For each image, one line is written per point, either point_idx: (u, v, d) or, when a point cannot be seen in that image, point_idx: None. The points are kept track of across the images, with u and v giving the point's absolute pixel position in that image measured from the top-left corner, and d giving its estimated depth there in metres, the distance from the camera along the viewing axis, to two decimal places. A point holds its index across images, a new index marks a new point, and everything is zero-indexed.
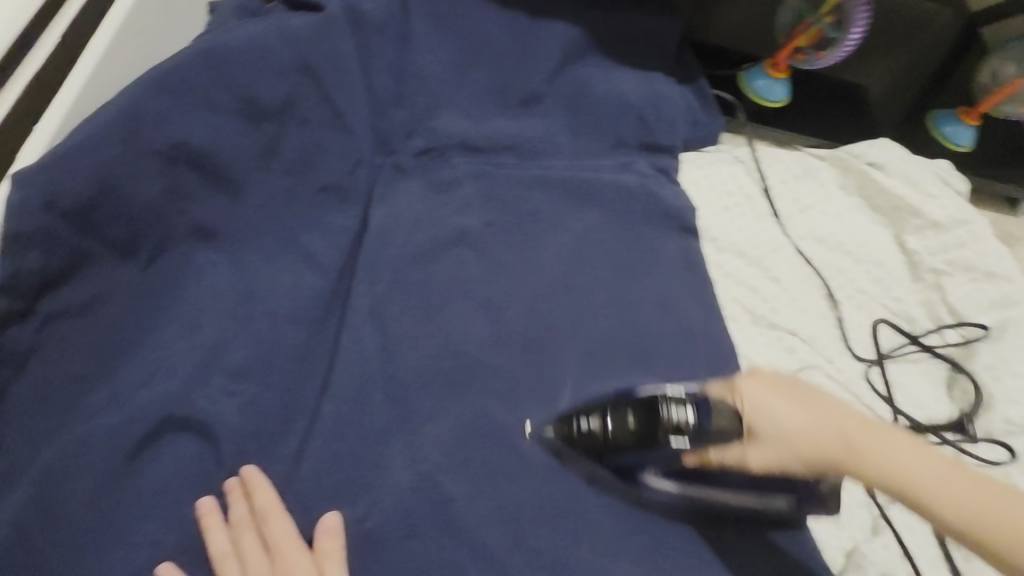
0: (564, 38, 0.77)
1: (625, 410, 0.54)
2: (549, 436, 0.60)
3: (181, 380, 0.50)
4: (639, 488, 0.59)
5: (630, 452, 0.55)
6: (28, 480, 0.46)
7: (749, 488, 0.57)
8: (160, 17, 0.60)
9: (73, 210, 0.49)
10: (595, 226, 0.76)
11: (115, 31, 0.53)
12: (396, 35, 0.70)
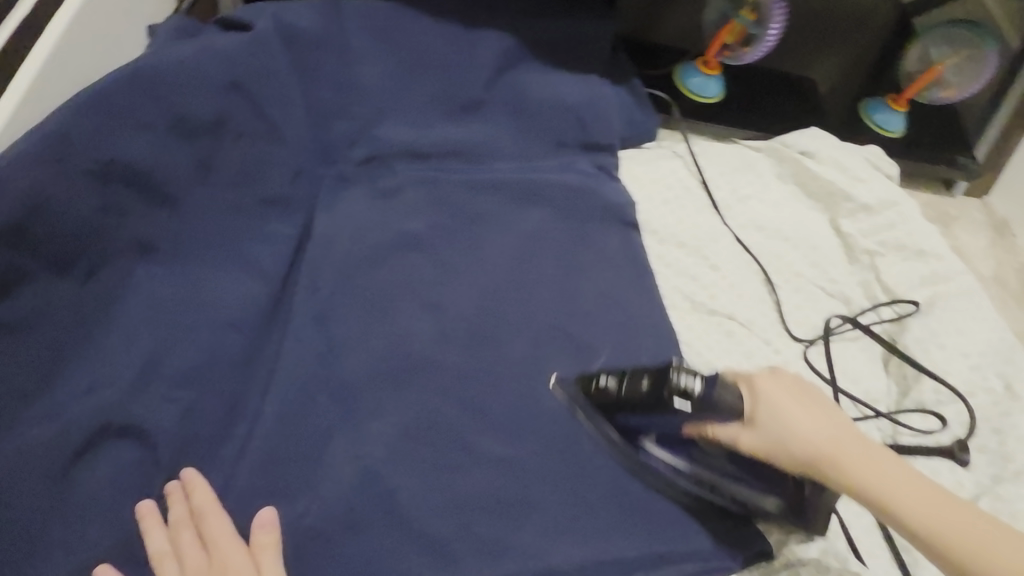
0: (498, 46, 0.80)
1: (638, 377, 0.59)
2: (570, 388, 0.65)
3: (118, 388, 0.53)
4: (639, 454, 0.63)
5: (634, 413, 0.60)
6: None
7: (737, 479, 0.61)
8: (97, 42, 0.63)
9: (7, 228, 0.51)
10: (539, 222, 0.77)
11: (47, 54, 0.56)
12: (335, 47, 0.72)
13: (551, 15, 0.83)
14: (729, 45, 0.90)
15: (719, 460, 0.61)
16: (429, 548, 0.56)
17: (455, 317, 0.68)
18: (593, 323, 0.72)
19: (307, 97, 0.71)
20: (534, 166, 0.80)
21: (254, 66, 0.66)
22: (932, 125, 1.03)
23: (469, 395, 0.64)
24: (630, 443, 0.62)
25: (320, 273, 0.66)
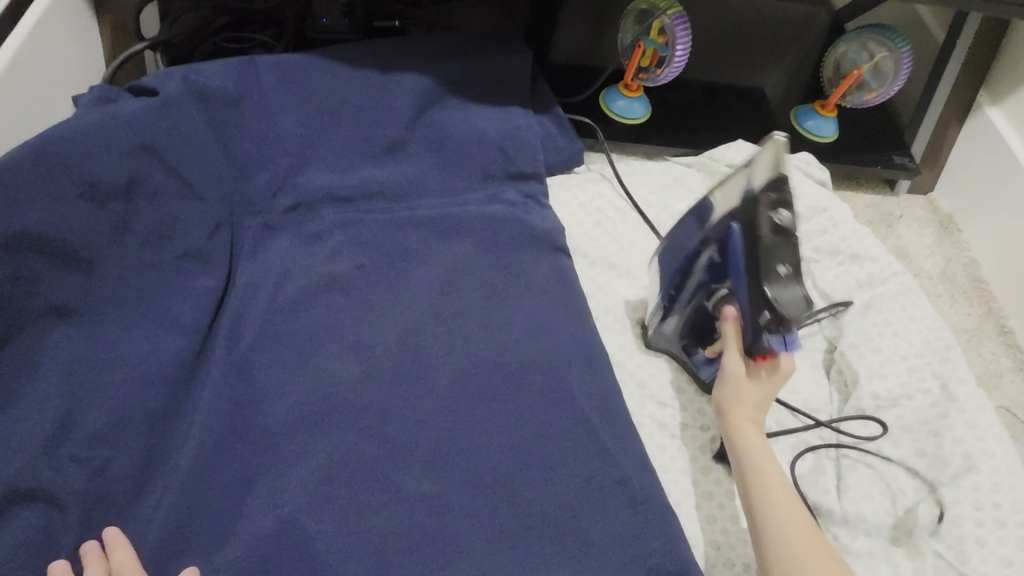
0: (415, 88, 0.82)
1: (790, 262, 0.59)
2: (762, 153, 0.61)
3: (27, 454, 0.52)
4: (711, 229, 0.64)
5: (744, 242, 0.61)
6: None
7: (680, 307, 0.71)
8: (9, 113, 0.63)
9: None
10: (465, 253, 0.78)
11: None
12: (251, 104, 0.75)
13: (467, 56, 0.86)
14: (645, 67, 0.93)
15: (696, 301, 0.69)
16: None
17: (379, 356, 0.69)
18: (522, 349, 0.72)
19: (227, 152, 0.73)
20: (461, 198, 0.81)
21: (169, 129, 0.68)
22: (863, 128, 1.05)
23: (389, 434, 0.64)
24: (720, 228, 0.63)
25: (242, 323, 0.67)
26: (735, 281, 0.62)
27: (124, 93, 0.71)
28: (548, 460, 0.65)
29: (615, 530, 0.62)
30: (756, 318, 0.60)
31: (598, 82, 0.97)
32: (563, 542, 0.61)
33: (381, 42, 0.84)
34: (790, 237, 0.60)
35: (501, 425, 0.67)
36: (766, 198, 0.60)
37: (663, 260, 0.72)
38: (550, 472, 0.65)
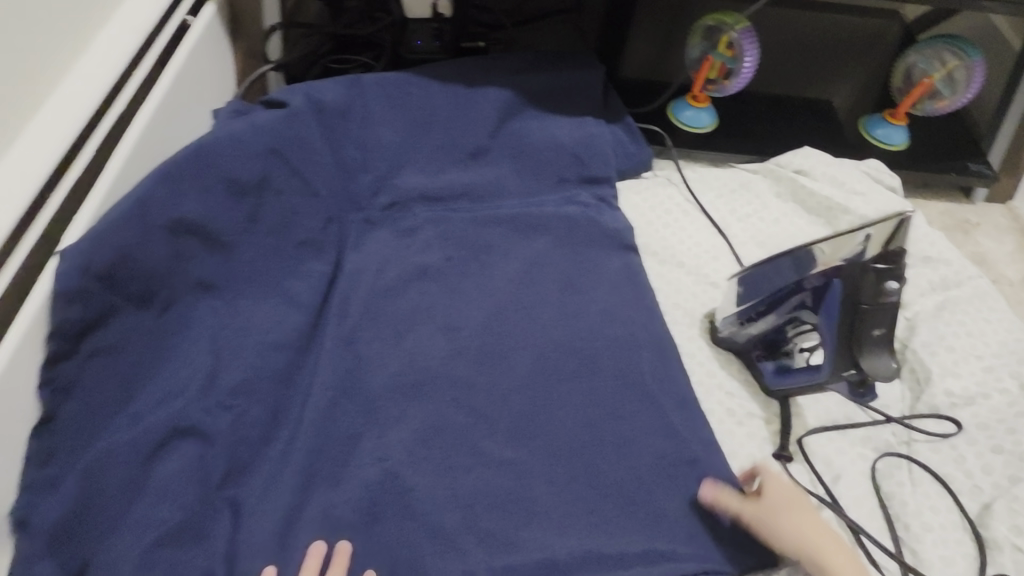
0: (498, 102, 0.91)
1: (885, 325, 0.65)
2: (879, 228, 0.63)
3: (185, 400, 0.62)
4: (813, 278, 0.66)
5: (845, 302, 0.65)
6: (71, 481, 0.55)
7: (756, 329, 0.74)
8: (166, 127, 0.76)
9: (104, 272, 0.61)
10: (542, 249, 0.84)
11: (127, 150, 0.69)
12: (356, 115, 0.86)
13: (544, 72, 0.94)
14: (713, 79, 0.98)
15: (774, 327, 0.73)
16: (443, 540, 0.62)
17: (465, 338, 0.76)
18: (596, 337, 0.77)
19: (335, 155, 0.83)
20: (538, 199, 0.89)
21: (293, 136, 0.79)
22: (935, 137, 1.06)
23: (474, 406, 0.71)
24: (824, 280, 0.65)
25: (347, 303, 0.76)
26: (826, 331, 0.66)
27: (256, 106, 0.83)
28: (621, 438, 0.70)
29: (687, 503, 0.66)
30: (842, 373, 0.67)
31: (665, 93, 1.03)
32: (637, 510, 0.65)
33: (467, 61, 0.93)
34: (892, 305, 0.64)
35: (575, 404, 0.72)
36: (875, 267, 0.63)
37: (748, 284, 0.73)
38: (623, 448, 0.69)
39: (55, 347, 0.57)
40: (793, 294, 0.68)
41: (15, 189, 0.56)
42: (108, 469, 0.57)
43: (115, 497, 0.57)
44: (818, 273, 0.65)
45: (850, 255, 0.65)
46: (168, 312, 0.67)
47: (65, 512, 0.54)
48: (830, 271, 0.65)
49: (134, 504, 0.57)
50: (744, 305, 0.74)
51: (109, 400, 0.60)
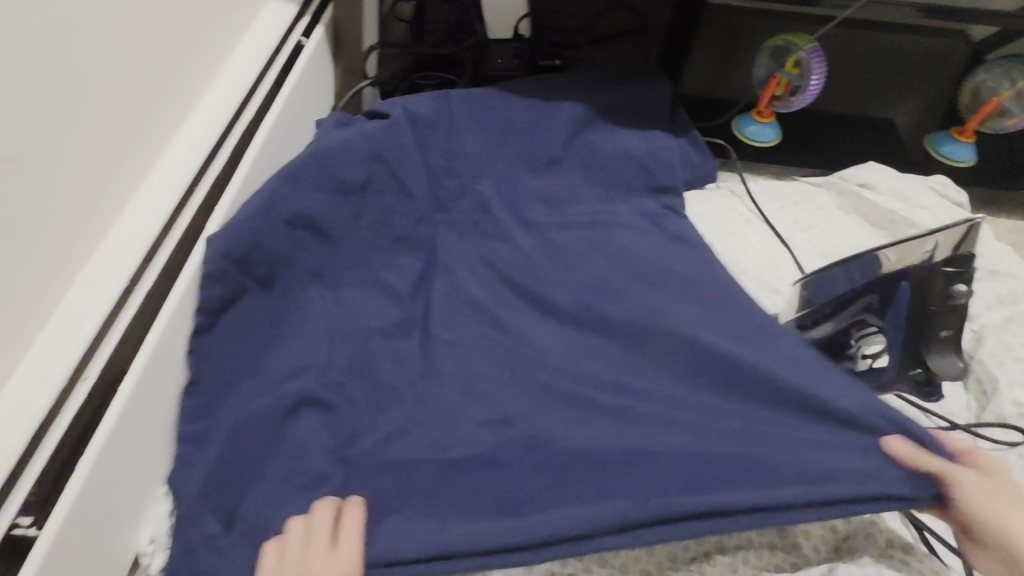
0: (573, 116, 0.98)
1: (950, 327, 0.70)
2: (948, 234, 0.70)
3: (299, 370, 0.72)
4: (885, 279, 0.70)
5: (914, 301, 0.70)
6: (213, 430, 0.68)
7: (823, 333, 0.75)
8: (283, 138, 0.87)
9: (238, 256, 0.72)
10: (617, 243, 0.88)
11: (254, 157, 0.78)
12: (444, 126, 0.94)
13: (614, 89, 1.01)
14: (779, 95, 1.03)
15: (840, 331, 0.74)
16: (527, 507, 0.62)
17: (548, 325, 0.80)
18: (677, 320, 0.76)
19: (424, 161, 0.92)
20: (607, 205, 0.94)
21: (393, 143, 0.88)
22: (1000, 156, 1.07)
23: None
24: (894, 281, 0.70)
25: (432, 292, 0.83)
26: (894, 331, 0.71)
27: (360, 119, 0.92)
28: (695, 416, 0.68)
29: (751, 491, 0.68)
30: (906, 364, 0.71)
31: (729, 109, 1.08)
32: None
33: (545, 78, 1.01)
34: (955, 307, 0.70)
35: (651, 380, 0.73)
36: (944, 271, 0.69)
37: (813, 287, 0.76)
38: (703, 417, 0.68)
39: (202, 319, 0.70)
40: (860, 296, 0.72)
41: (171, 189, 0.68)
42: (238, 427, 0.68)
43: (245, 450, 0.66)
44: (886, 275, 0.70)
45: (918, 260, 0.70)
46: (285, 296, 0.77)
47: (211, 454, 0.66)
48: (902, 274, 0.70)
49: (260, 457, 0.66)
50: (811, 308, 0.76)
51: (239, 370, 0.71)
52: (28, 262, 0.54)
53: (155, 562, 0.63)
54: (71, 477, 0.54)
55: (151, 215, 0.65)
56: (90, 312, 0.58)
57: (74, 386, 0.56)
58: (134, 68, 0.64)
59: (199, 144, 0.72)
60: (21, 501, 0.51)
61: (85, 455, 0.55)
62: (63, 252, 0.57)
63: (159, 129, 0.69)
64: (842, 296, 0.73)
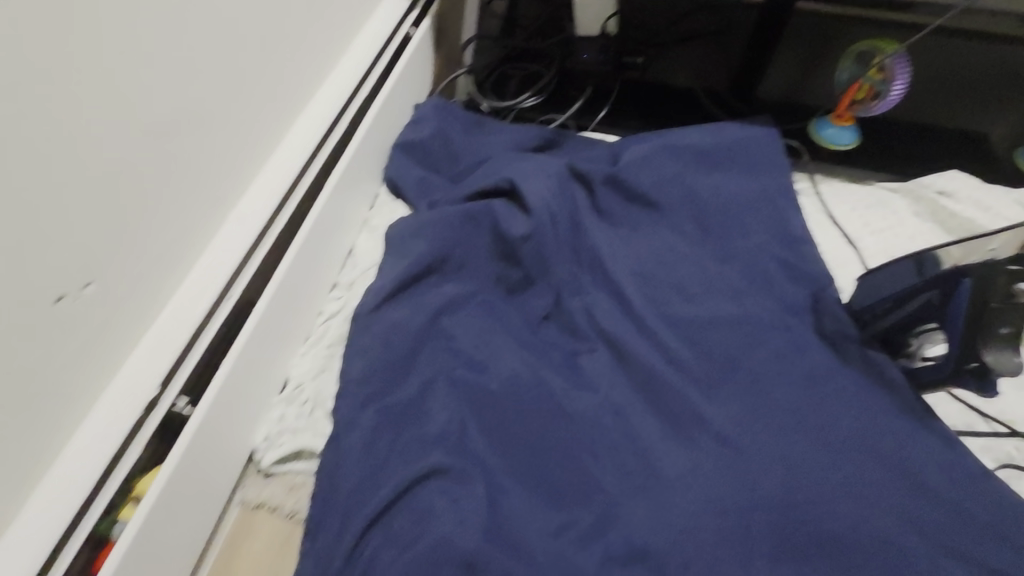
0: (679, 154, 1.01)
1: (1013, 326, 0.73)
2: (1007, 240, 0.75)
3: (390, 316, 0.82)
4: (943, 273, 0.75)
5: (975, 298, 0.72)
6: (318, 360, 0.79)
7: (885, 321, 0.83)
8: (389, 118, 0.98)
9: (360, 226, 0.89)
10: (759, 313, 0.88)
11: (365, 132, 0.91)
12: (534, 129, 1.07)
13: (719, 132, 1.03)
14: (860, 100, 1.04)
15: (901, 323, 0.82)
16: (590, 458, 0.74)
17: (613, 307, 0.88)
18: (823, 408, 0.80)
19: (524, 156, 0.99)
20: (745, 260, 0.94)
21: (494, 145, 1.04)
22: None
23: (608, 361, 0.83)
24: (953, 278, 0.74)
25: (524, 270, 0.88)
26: (951, 327, 0.74)
27: (461, 121, 1.08)
28: (851, 504, 0.72)
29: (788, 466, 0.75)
30: (964, 359, 0.74)
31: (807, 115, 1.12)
32: (748, 467, 0.74)
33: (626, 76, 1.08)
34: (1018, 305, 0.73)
35: (786, 453, 0.76)
36: (1006, 270, 0.71)
37: (877, 281, 0.84)
38: (801, 466, 0.75)
39: (316, 266, 0.83)
40: (918, 290, 0.78)
41: (300, 149, 0.80)
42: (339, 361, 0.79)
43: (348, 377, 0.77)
44: (944, 271, 0.75)
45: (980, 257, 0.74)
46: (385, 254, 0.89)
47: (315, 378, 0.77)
48: (961, 271, 0.74)
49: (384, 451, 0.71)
50: (874, 300, 0.84)
51: (380, 378, 0.76)
52: (197, 199, 0.66)
53: (269, 455, 0.74)
54: (216, 373, 0.66)
55: (284, 170, 0.77)
56: (235, 243, 0.70)
57: (221, 301, 0.67)
58: (283, 45, 0.75)
59: (324, 113, 0.84)
60: (181, 387, 0.63)
61: (228, 358, 0.67)
62: (220, 193, 0.69)
63: (295, 99, 0.81)
64: (900, 291, 0.81)
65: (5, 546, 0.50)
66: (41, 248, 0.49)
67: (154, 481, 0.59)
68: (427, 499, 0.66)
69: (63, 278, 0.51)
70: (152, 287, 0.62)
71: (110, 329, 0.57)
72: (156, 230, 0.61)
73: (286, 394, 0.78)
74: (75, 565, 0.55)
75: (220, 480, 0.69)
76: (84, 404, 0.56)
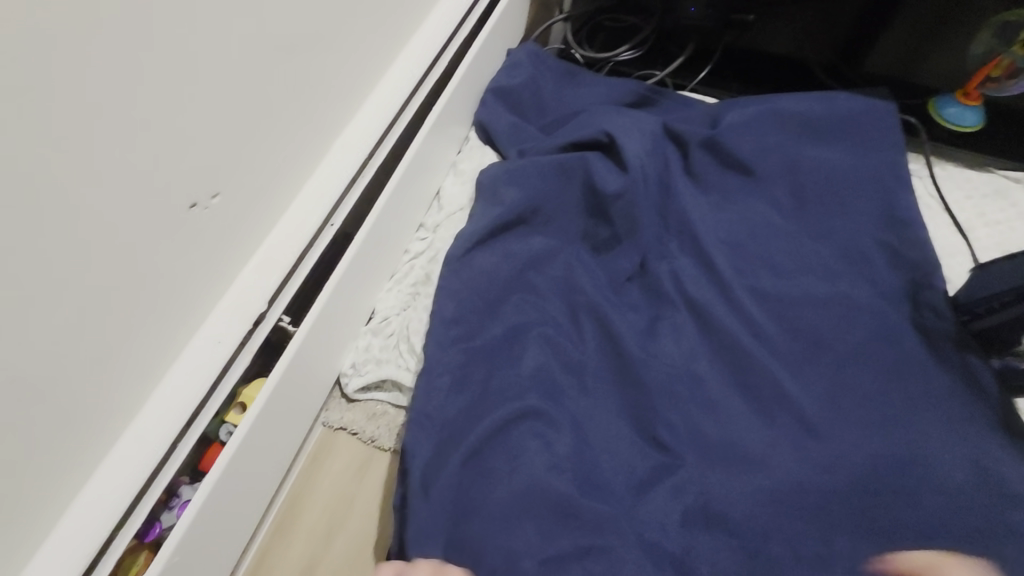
0: (785, 122, 0.96)
1: None
2: None
3: (479, 263, 0.82)
4: None
5: None
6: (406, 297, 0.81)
7: (995, 316, 0.77)
8: (484, 61, 0.96)
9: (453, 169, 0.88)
10: (852, 293, 0.84)
11: (462, 73, 0.89)
12: (630, 84, 1.02)
13: (831, 102, 0.97)
14: (995, 78, 0.95)
15: (1011, 322, 0.77)
16: (671, 422, 0.74)
17: (700, 273, 0.86)
18: (915, 401, 0.76)
19: (620, 111, 0.95)
20: (843, 240, 0.89)
21: (587, 98, 1.01)
22: None
23: (693, 327, 0.82)
24: None
25: (614, 228, 0.86)
26: None
27: (554, 69, 1.04)
28: (937, 503, 0.69)
29: (871, 453, 0.72)
30: None
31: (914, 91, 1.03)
32: (828, 449, 0.73)
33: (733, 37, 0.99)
34: None
35: (865, 443, 0.73)
36: None
37: (999, 271, 0.76)
38: (893, 455, 0.72)
39: (408, 205, 0.84)
40: None
41: (401, 84, 0.79)
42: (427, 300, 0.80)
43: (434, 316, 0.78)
44: None
45: None
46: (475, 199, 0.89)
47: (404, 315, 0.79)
48: None
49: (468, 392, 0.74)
50: (990, 293, 0.77)
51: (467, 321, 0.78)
52: (307, 123, 0.66)
53: (354, 381, 0.77)
54: (315, 298, 0.68)
55: (386, 104, 0.77)
56: (339, 172, 0.70)
57: (324, 228, 0.69)
58: None
59: (425, 51, 0.83)
60: (284, 307, 0.65)
61: (328, 284, 0.68)
62: (326, 119, 0.69)
63: (400, 34, 0.81)
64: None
65: (132, 433, 0.54)
66: (178, 154, 0.50)
67: (259, 393, 0.62)
68: (511, 441, 0.68)
69: (193, 187, 0.52)
70: (264, 206, 0.63)
71: (228, 243, 0.59)
72: (272, 150, 0.61)
73: (373, 325, 0.80)
74: (188, 461, 0.59)
75: (311, 400, 0.72)
76: (200, 312, 0.59)
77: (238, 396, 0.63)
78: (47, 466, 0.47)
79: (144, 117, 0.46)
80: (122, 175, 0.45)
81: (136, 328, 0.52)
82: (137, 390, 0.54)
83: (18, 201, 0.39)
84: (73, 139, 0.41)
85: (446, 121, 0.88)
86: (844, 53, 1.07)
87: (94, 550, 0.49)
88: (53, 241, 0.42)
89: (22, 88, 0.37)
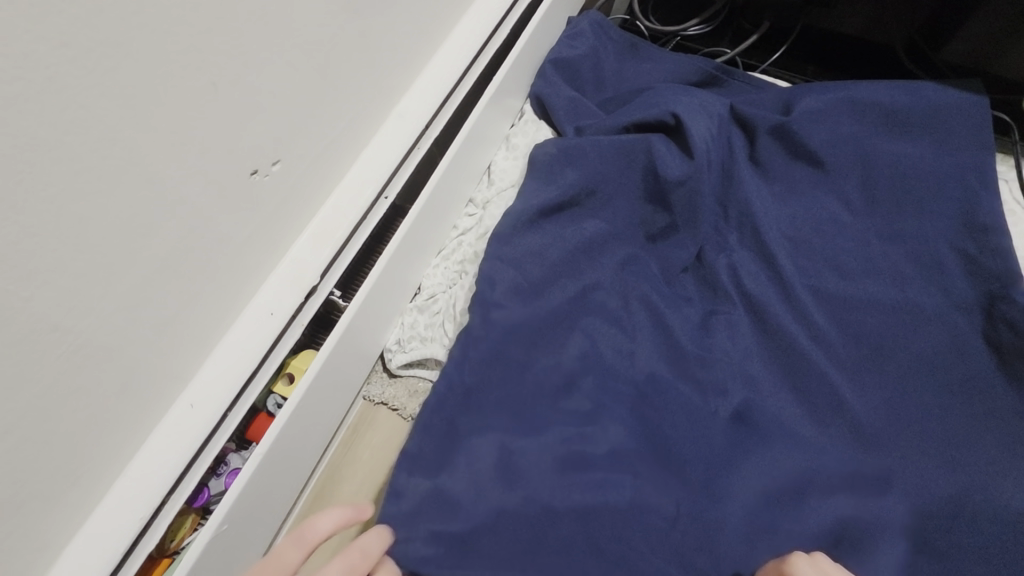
0: (862, 112, 0.90)
1: None
2: None
3: (531, 244, 0.80)
4: None
5: None
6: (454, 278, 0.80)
7: None
8: (546, 31, 0.92)
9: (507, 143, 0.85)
10: (922, 300, 0.79)
11: (525, 42, 0.85)
12: (696, 62, 0.97)
13: (918, 92, 0.90)
14: None
15: None
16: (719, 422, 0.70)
17: (758, 268, 0.81)
18: (985, 418, 0.71)
19: (687, 92, 0.90)
20: (916, 242, 0.83)
21: (649, 77, 0.96)
22: None
23: (748, 325, 0.78)
24: None
25: (672, 216, 0.82)
26: None
27: (616, 42, 0.99)
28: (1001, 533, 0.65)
29: (927, 472, 0.68)
30: None
31: (998, 82, 0.94)
32: (883, 462, 0.69)
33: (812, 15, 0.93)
34: None
35: (927, 465, 0.69)
36: None
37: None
38: (957, 476, 0.68)
39: (460, 180, 0.81)
40: None
41: (459, 53, 0.76)
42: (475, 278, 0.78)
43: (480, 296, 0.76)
44: None
45: None
46: (528, 177, 0.86)
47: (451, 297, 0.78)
48: None
49: (505, 370, 0.71)
50: None
51: (514, 300, 0.75)
52: (368, 90, 0.64)
53: (398, 357, 0.77)
54: (367, 272, 0.67)
55: (444, 73, 0.74)
56: (396, 142, 0.68)
57: (378, 202, 0.66)
58: None
59: (486, 18, 0.80)
60: (336, 280, 0.63)
61: (380, 259, 0.67)
62: (385, 87, 0.66)
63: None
64: None
65: (186, 399, 0.54)
66: (242, 118, 0.48)
67: (309, 366, 0.61)
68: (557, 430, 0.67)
69: (255, 154, 0.50)
70: (322, 176, 0.61)
71: (285, 211, 0.58)
72: (332, 118, 0.59)
73: (418, 302, 0.79)
74: (237, 430, 0.59)
75: (357, 375, 0.72)
76: (253, 283, 0.58)
77: (288, 366, 0.62)
78: (106, 429, 0.47)
79: (213, 77, 0.44)
80: (188, 136, 0.43)
81: (194, 296, 0.51)
82: (191, 359, 0.53)
83: (89, 160, 0.37)
84: (141, 97, 0.39)
85: (504, 93, 0.85)
86: (926, 37, 0.99)
87: (147, 514, 0.50)
88: (121, 204, 0.40)
89: (99, 43, 0.35)
